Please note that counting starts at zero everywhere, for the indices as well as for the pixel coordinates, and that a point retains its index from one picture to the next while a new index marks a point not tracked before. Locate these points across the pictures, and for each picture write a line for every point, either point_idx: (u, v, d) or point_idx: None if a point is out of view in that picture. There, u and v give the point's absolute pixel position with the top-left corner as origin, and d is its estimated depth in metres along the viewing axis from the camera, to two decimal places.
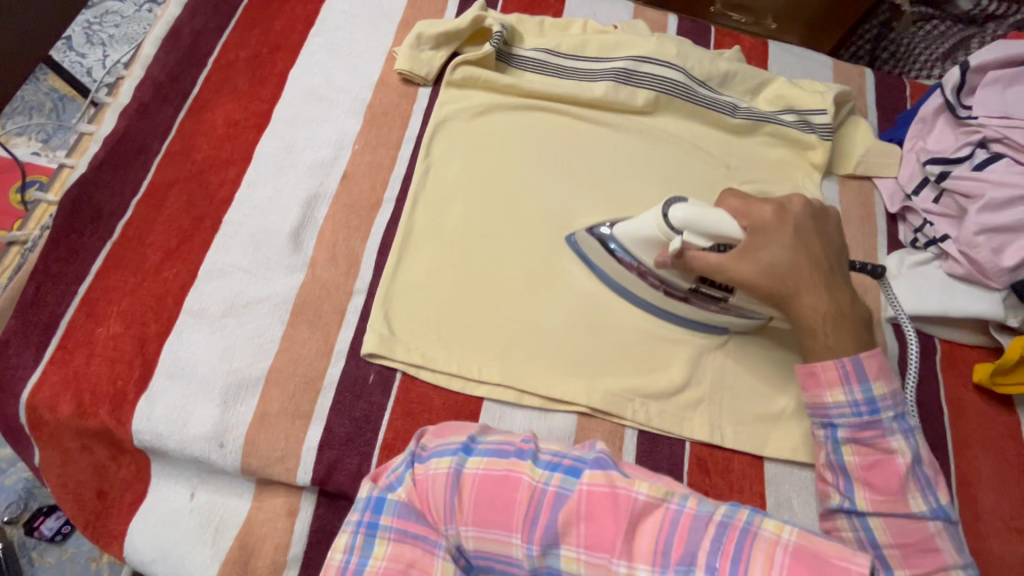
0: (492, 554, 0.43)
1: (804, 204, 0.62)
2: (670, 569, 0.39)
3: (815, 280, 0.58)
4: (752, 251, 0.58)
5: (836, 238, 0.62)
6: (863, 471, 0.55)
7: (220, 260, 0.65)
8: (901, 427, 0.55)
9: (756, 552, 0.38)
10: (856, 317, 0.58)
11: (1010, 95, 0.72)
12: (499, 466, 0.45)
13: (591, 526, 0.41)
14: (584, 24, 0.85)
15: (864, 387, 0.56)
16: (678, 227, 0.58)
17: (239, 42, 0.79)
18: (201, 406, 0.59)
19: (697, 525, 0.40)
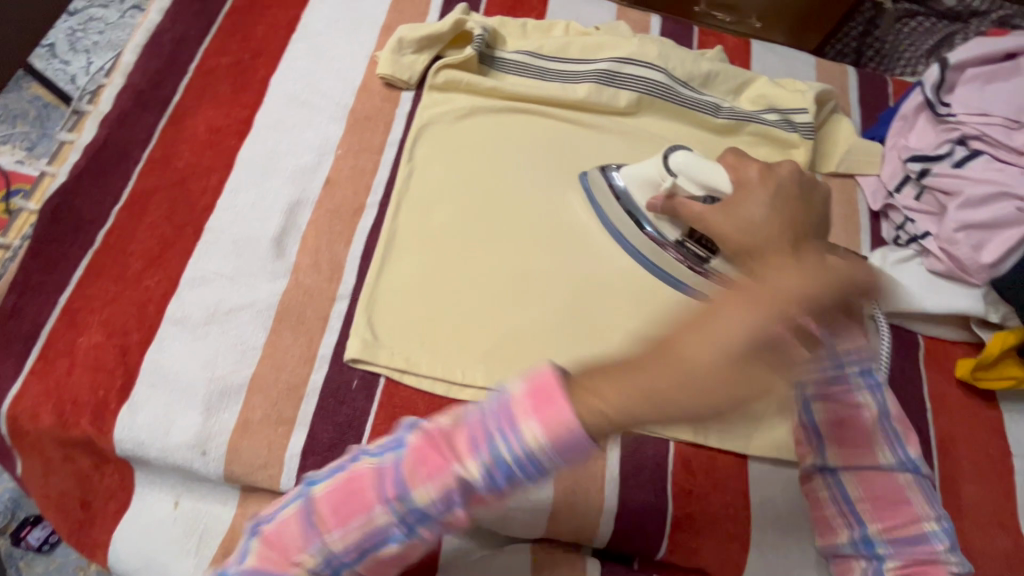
0: (365, 542, 0.41)
1: (794, 170, 0.60)
2: (484, 461, 0.36)
3: (794, 242, 0.54)
4: (733, 205, 0.59)
5: (818, 209, 0.58)
6: (832, 428, 0.58)
7: (202, 268, 0.65)
8: (867, 384, 0.58)
9: (515, 409, 0.36)
10: (854, 283, 0.48)
11: (989, 92, 0.72)
12: (337, 480, 0.42)
13: (416, 459, 0.39)
14: (566, 26, 0.85)
15: (829, 348, 0.57)
16: (675, 169, 0.64)
17: (220, 48, 0.79)
18: (183, 414, 0.59)
19: (471, 415, 0.38)
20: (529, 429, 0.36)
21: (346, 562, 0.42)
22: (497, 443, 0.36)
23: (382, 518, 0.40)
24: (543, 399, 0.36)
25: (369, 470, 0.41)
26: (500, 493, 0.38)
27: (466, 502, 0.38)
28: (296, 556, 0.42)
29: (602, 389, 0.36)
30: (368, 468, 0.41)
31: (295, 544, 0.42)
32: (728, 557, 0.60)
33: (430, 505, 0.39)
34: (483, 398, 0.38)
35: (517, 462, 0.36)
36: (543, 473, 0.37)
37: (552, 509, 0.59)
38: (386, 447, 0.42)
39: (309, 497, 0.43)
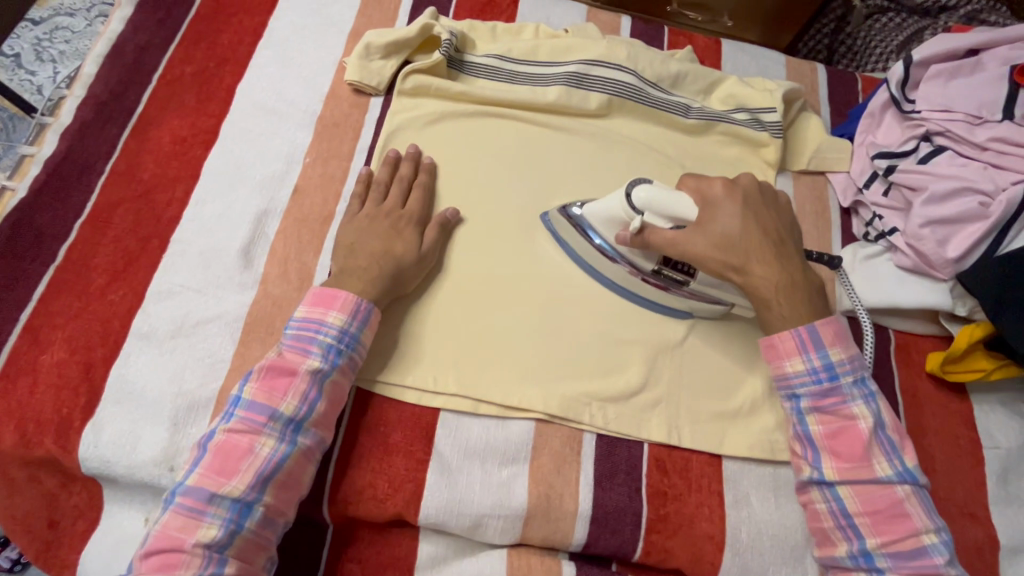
0: (260, 472, 0.51)
1: (753, 180, 0.66)
2: (323, 354, 0.56)
3: (766, 249, 0.61)
4: (705, 223, 0.61)
5: (785, 211, 0.65)
6: (828, 439, 0.58)
7: (169, 280, 0.64)
8: (861, 392, 0.58)
9: (319, 313, 0.58)
10: (806, 285, 0.61)
11: (952, 87, 0.73)
12: (203, 461, 0.52)
13: (264, 391, 0.54)
14: (535, 29, 0.85)
15: (822, 355, 0.58)
16: (640, 207, 0.61)
17: (184, 56, 0.78)
18: (150, 430, 0.58)
19: (286, 341, 0.57)
20: (335, 315, 0.58)
21: (251, 501, 0.51)
22: (322, 337, 0.57)
23: (264, 447, 0.52)
24: (325, 297, 0.59)
25: (231, 431, 0.53)
26: (341, 371, 0.57)
27: (321, 394, 0.55)
28: (204, 519, 0.50)
29: (349, 280, 0.61)
30: (228, 431, 0.53)
31: (199, 511, 0.50)
32: (703, 558, 0.60)
33: (296, 410, 0.54)
34: (284, 336, 0.58)
35: (339, 342, 0.57)
36: (359, 344, 0.59)
37: (527, 514, 0.59)
38: (227, 416, 0.54)
39: (188, 483, 0.51)
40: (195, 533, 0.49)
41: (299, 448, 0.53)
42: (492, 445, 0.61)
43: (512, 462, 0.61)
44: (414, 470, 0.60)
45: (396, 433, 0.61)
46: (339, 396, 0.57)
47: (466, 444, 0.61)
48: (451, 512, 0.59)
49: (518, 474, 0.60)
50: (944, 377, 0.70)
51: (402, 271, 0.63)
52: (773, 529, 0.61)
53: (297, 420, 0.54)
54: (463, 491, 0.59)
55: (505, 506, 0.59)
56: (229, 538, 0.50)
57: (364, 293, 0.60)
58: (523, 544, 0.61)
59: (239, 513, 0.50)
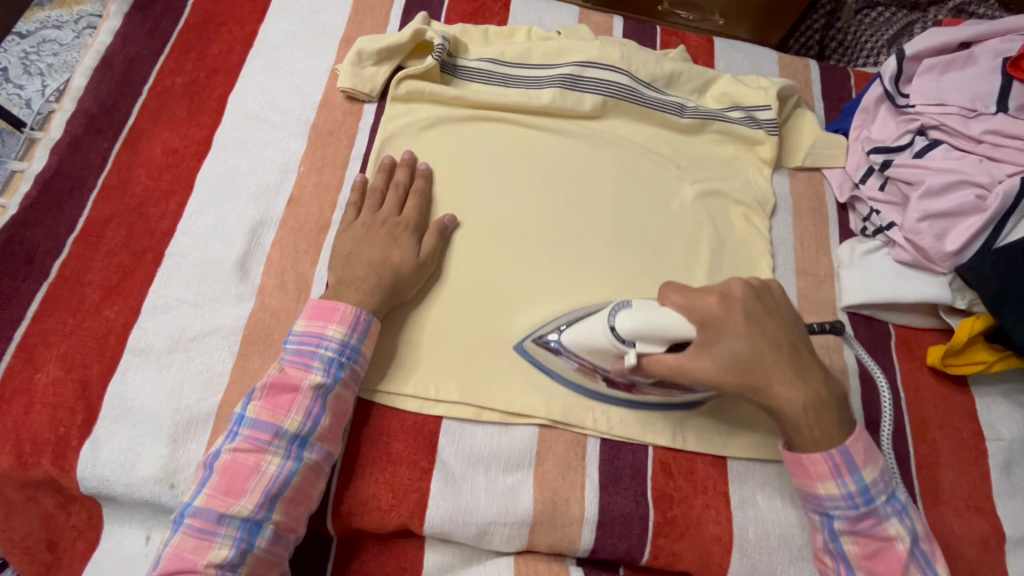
0: (269, 490, 0.51)
1: (746, 286, 0.57)
2: (327, 371, 0.56)
3: (783, 369, 0.55)
4: (709, 347, 0.54)
5: (787, 311, 0.58)
6: (865, 560, 0.55)
7: (164, 294, 0.63)
8: (895, 510, 0.55)
9: (319, 327, 0.57)
10: (831, 397, 0.56)
11: (945, 81, 0.73)
12: (209, 484, 0.51)
13: (268, 410, 0.53)
14: (528, 32, 0.85)
15: (857, 479, 0.54)
16: (629, 338, 0.55)
17: (174, 67, 0.77)
18: (148, 448, 0.57)
19: (287, 359, 0.56)
20: (335, 328, 0.57)
21: (261, 519, 0.50)
22: (323, 352, 0.56)
23: (270, 465, 0.52)
24: (323, 310, 0.58)
25: (237, 451, 0.52)
26: (343, 384, 0.56)
27: (324, 408, 0.55)
28: (215, 539, 0.49)
29: (347, 291, 0.60)
30: (233, 450, 0.52)
31: (209, 532, 0.49)
32: (711, 560, 0.59)
33: (301, 426, 0.53)
34: (284, 351, 0.57)
35: (340, 355, 0.57)
36: (360, 355, 0.58)
37: (533, 520, 0.59)
38: (231, 435, 0.53)
39: (196, 504, 0.50)
40: (207, 554, 0.49)
41: (306, 464, 0.53)
42: (496, 452, 0.61)
43: (515, 468, 0.61)
44: (418, 479, 0.59)
45: (398, 443, 0.60)
46: (343, 408, 0.56)
47: (470, 452, 0.61)
48: (457, 521, 0.58)
49: (524, 481, 0.60)
50: (945, 371, 0.70)
51: (400, 280, 0.63)
52: (780, 528, 0.61)
53: (303, 437, 0.53)
54: (468, 500, 0.59)
55: (511, 513, 0.59)
56: (240, 558, 0.49)
57: (362, 304, 0.60)
58: (530, 551, 0.60)
59: (249, 531, 0.50)
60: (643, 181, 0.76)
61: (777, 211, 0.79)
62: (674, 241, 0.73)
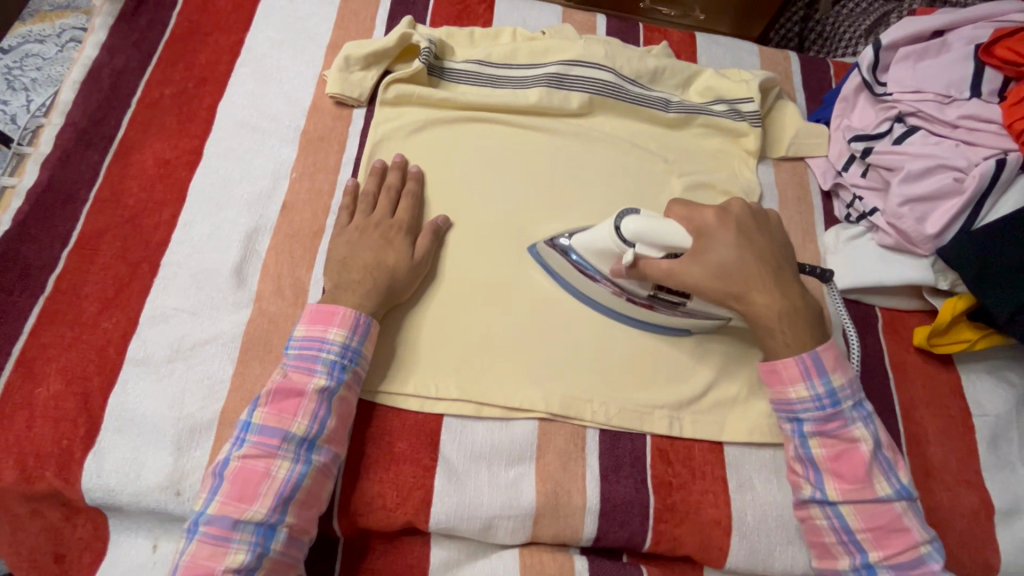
0: (280, 493, 0.51)
1: (745, 207, 0.64)
2: (331, 371, 0.56)
3: (764, 278, 0.61)
4: (699, 253, 0.60)
5: (779, 235, 0.64)
6: (830, 461, 0.58)
7: (162, 304, 0.64)
8: (861, 415, 0.58)
9: (319, 330, 0.58)
10: (808, 310, 0.61)
11: (920, 69, 0.75)
12: (222, 492, 0.51)
13: (274, 415, 0.54)
14: (513, 32, 0.86)
15: (825, 381, 0.58)
16: (631, 239, 0.60)
17: (162, 78, 0.77)
18: (153, 457, 0.57)
19: (290, 362, 0.57)
20: (335, 331, 0.58)
21: (274, 523, 0.51)
22: (326, 355, 0.57)
23: (280, 469, 0.52)
24: (322, 315, 0.59)
25: (248, 458, 0.52)
26: (347, 386, 0.57)
27: (330, 411, 0.55)
28: (231, 545, 0.50)
29: (344, 294, 0.61)
30: (243, 456, 0.53)
31: (225, 538, 0.50)
32: (711, 544, 0.61)
33: (307, 429, 0.54)
34: (286, 356, 0.58)
35: (342, 358, 0.57)
36: (361, 357, 0.59)
37: (536, 512, 0.60)
38: (238, 442, 0.53)
39: (209, 511, 0.51)
40: (224, 559, 0.49)
41: (314, 466, 0.53)
42: (497, 446, 0.62)
43: (518, 461, 0.62)
44: (422, 476, 0.60)
45: (401, 442, 0.61)
46: (348, 410, 0.57)
47: (472, 448, 0.62)
48: (462, 516, 0.59)
49: (526, 473, 0.61)
50: (931, 351, 0.72)
51: (396, 281, 0.63)
52: (777, 509, 0.62)
53: (313, 440, 0.54)
54: (472, 494, 0.60)
55: (515, 506, 0.60)
56: (257, 561, 0.50)
57: (360, 306, 0.60)
58: (534, 542, 0.61)
59: (264, 535, 0.51)
60: (632, 176, 0.78)
61: (763, 201, 0.81)
62: None
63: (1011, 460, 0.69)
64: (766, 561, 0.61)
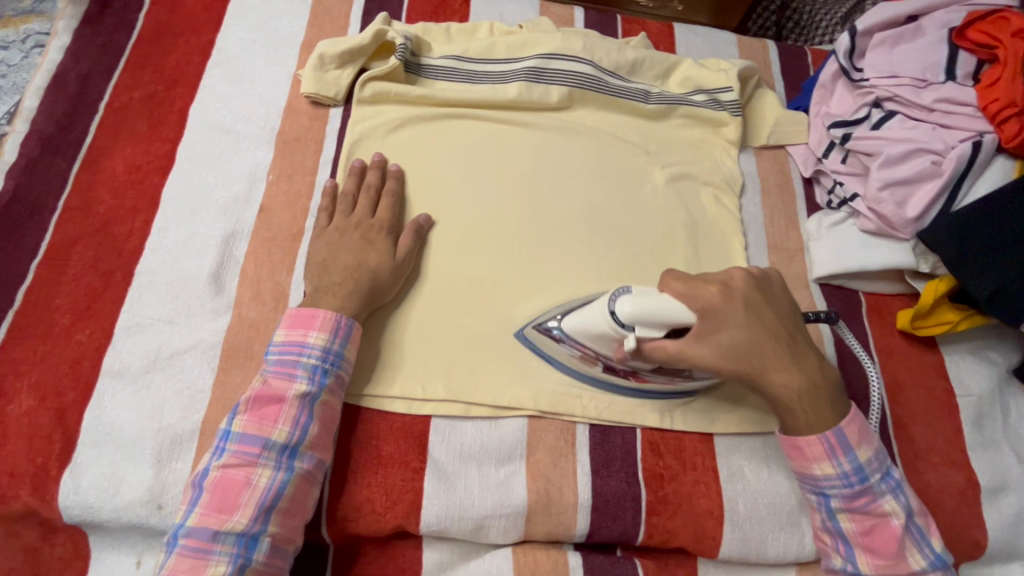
0: (262, 503, 0.50)
1: (748, 276, 0.60)
2: (312, 377, 0.55)
3: (778, 356, 0.58)
4: (708, 336, 0.57)
5: (785, 298, 0.61)
6: (862, 536, 0.57)
7: (137, 314, 0.62)
8: (889, 487, 0.57)
9: (298, 337, 0.57)
10: (827, 383, 0.59)
11: (897, 53, 0.75)
12: (204, 503, 0.50)
13: (254, 423, 0.53)
14: (490, 27, 0.85)
15: (852, 458, 0.57)
16: (628, 322, 0.56)
17: (131, 82, 0.75)
18: (133, 470, 0.56)
19: (269, 372, 0.56)
20: (315, 335, 0.57)
21: (257, 533, 0.50)
22: (305, 362, 0.56)
23: (262, 478, 0.51)
24: (299, 320, 0.58)
25: (229, 468, 0.51)
26: (329, 391, 0.56)
27: (312, 416, 0.54)
28: (211, 557, 0.49)
29: (324, 297, 0.60)
30: (222, 466, 0.51)
31: (205, 550, 0.49)
32: (704, 534, 0.61)
33: (289, 435, 0.53)
34: (266, 362, 0.57)
35: (324, 362, 0.56)
36: (344, 361, 0.58)
37: (528, 510, 0.59)
38: (218, 451, 0.52)
39: (189, 524, 0.50)
40: (205, 571, 0.48)
41: (298, 473, 0.52)
42: (487, 446, 0.61)
43: (508, 460, 0.61)
44: (411, 479, 0.59)
45: (388, 445, 0.60)
46: (331, 415, 0.56)
47: (461, 449, 0.61)
48: (452, 517, 0.58)
49: (516, 472, 0.60)
50: (914, 333, 0.72)
51: (378, 282, 0.62)
52: (768, 497, 0.62)
53: (296, 448, 0.53)
54: (462, 495, 0.59)
55: (505, 504, 0.59)
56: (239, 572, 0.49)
57: (341, 309, 0.59)
58: (528, 541, 0.61)
59: (246, 546, 0.49)
60: (614, 170, 0.77)
61: (746, 191, 0.81)
62: (649, 228, 0.74)
63: (995, 438, 0.70)
64: (758, 548, 0.61)
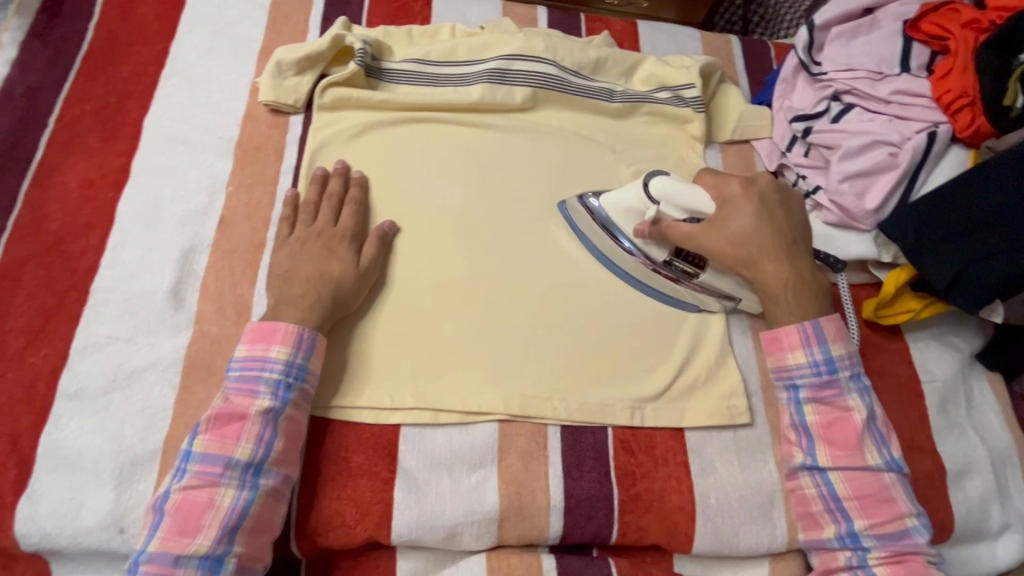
0: (226, 523, 0.49)
1: (772, 182, 0.68)
2: (277, 390, 0.54)
3: (778, 249, 0.65)
4: (720, 220, 0.65)
5: (799, 213, 0.68)
6: (823, 428, 0.61)
7: (94, 333, 0.61)
8: (857, 386, 0.61)
9: (262, 350, 0.56)
10: (814, 284, 0.65)
11: (854, 46, 0.76)
12: (166, 526, 0.49)
13: (216, 442, 0.52)
14: (452, 29, 0.84)
15: (823, 349, 0.62)
16: (656, 197, 0.66)
17: (82, 94, 0.73)
18: (92, 494, 0.54)
19: (232, 388, 0.55)
20: (278, 349, 0.56)
21: (222, 554, 0.49)
22: (269, 376, 0.55)
23: (225, 497, 0.50)
24: (262, 334, 0.57)
25: (191, 489, 0.50)
26: (294, 405, 0.55)
27: (276, 432, 0.53)
28: None
29: (286, 309, 0.59)
30: (183, 488, 0.50)
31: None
32: (677, 528, 0.61)
33: (253, 453, 0.52)
34: (227, 379, 0.56)
35: (287, 376, 0.55)
36: (308, 373, 0.57)
37: (500, 515, 0.59)
38: (180, 473, 0.51)
39: (150, 550, 0.49)
40: None
41: (262, 491, 0.51)
42: (458, 452, 0.61)
43: (479, 465, 0.61)
44: (381, 490, 0.59)
45: (357, 456, 0.60)
46: (297, 430, 0.55)
47: (431, 456, 0.61)
48: (424, 526, 0.58)
49: (488, 477, 0.60)
50: (879, 322, 0.73)
51: (342, 292, 0.61)
52: (739, 490, 0.63)
53: (261, 464, 0.52)
54: (433, 503, 0.59)
55: (477, 511, 0.59)
56: None
57: (303, 320, 0.58)
58: (501, 546, 0.61)
59: (211, 568, 0.49)
60: (580, 169, 0.77)
61: None
62: None
63: (959, 422, 0.71)
64: (731, 541, 0.62)
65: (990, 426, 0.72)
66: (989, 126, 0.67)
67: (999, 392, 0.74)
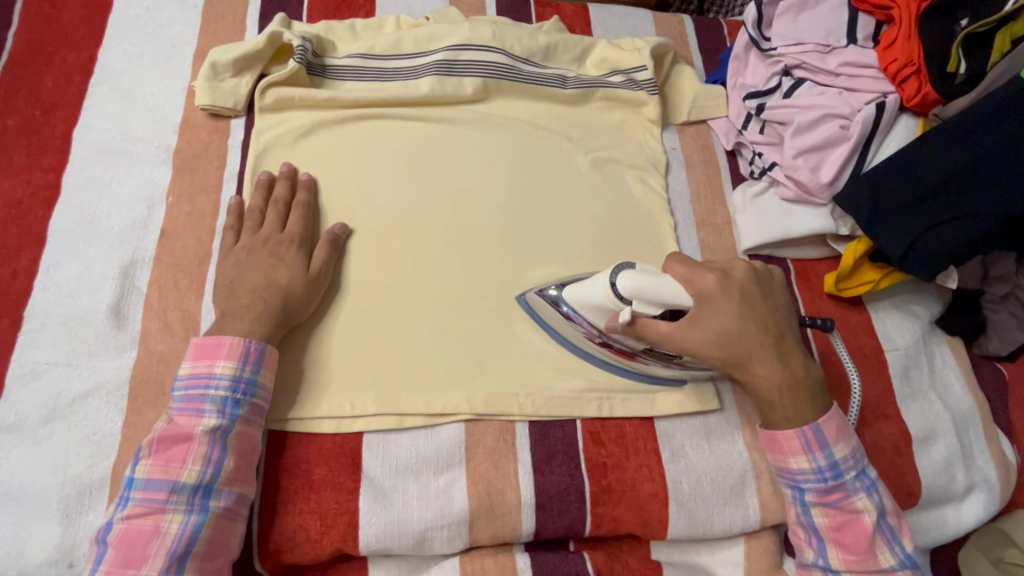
0: (174, 551, 0.48)
1: (747, 270, 0.62)
2: (225, 409, 0.53)
3: (768, 349, 0.59)
4: (700, 320, 0.58)
5: (780, 297, 0.62)
6: (833, 531, 0.59)
7: (31, 360, 0.58)
8: (863, 485, 0.59)
9: (207, 369, 0.54)
10: (810, 382, 0.60)
11: (802, 20, 0.76)
12: (110, 558, 0.47)
13: (160, 466, 0.50)
14: (397, 21, 0.82)
15: (827, 454, 0.58)
16: (628, 296, 0.57)
17: (5, 108, 0.69)
18: (37, 529, 0.52)
19: (178, 409, 0.53)
20: (224, 365, 0.54)
21: None
22: (215, 395, 0.53)
23: (172, 523, 0.48)
24: (207, 350, 0.55)
25: (135, 518, 0.48)
26: (244, 421, 0.53)
27: (226, 450, 0.52)
28: None
29: (232, 323, 0.57)
30: (127, 517, 0.48)
31: None
32: (651, 517, 0.61)
33: (201, 475, 0.50)
34: (172, 399, 0.54)
35: (234, 392, 0.53)
36: (258, 388, 0.55)
37: (470, 517, 0.58)
38: (123, 501, 0.49)
39: None
40: None
41: (214, 513, 0.50)
42: (423, 457, 0.60)
43: (446, 468, 0.59)
44: (345, 501, 0.57)
45: (319, 468, 0.58)
46: (250, 446, 0.53)
47: (397, 463, 0.59)
48: (392, 535, 0.57)
49: (456, 479, 0.59)
50: (841, 295, 0.74)
51: (292, 300, 0.59)
52: (710, 474, 0.63)
53: (210, 486, 0.50)
54: (401, 511, 0.57)
55: (446, 514, 0.58)
56: None
57: (251, 332, 0.56)
58: (474, 548, 0.60)
59: None
60: (536, 160, 0.76)
61: (671, 168, 0.81)
62: (576, 216, 0.73)
63: (922, 388, 0.72)
64: (705, 525, 0.62)
65: (953, 391, 0.73)
66: (936, 93, 0.67)
67: (960, 356, 0.75)
